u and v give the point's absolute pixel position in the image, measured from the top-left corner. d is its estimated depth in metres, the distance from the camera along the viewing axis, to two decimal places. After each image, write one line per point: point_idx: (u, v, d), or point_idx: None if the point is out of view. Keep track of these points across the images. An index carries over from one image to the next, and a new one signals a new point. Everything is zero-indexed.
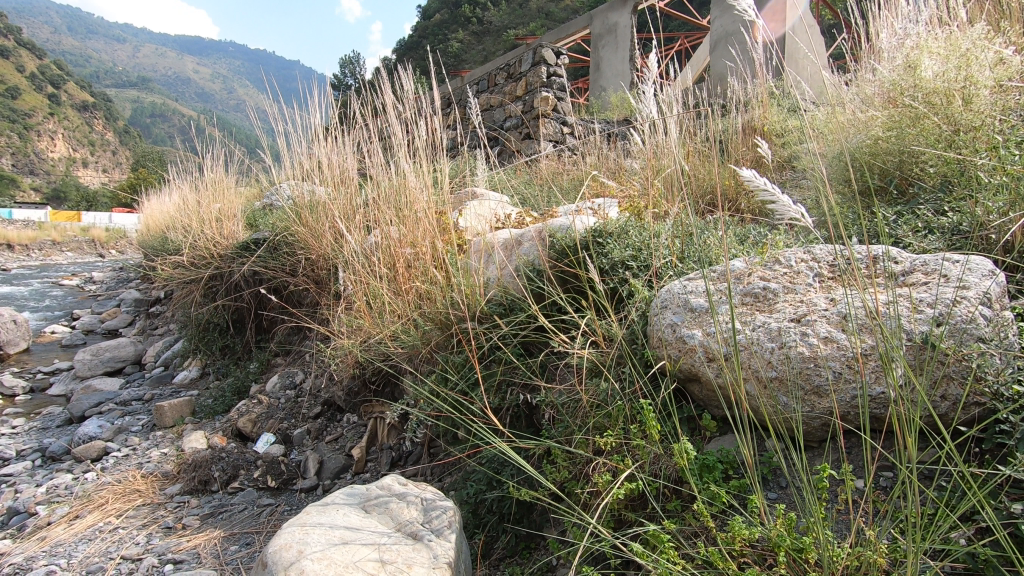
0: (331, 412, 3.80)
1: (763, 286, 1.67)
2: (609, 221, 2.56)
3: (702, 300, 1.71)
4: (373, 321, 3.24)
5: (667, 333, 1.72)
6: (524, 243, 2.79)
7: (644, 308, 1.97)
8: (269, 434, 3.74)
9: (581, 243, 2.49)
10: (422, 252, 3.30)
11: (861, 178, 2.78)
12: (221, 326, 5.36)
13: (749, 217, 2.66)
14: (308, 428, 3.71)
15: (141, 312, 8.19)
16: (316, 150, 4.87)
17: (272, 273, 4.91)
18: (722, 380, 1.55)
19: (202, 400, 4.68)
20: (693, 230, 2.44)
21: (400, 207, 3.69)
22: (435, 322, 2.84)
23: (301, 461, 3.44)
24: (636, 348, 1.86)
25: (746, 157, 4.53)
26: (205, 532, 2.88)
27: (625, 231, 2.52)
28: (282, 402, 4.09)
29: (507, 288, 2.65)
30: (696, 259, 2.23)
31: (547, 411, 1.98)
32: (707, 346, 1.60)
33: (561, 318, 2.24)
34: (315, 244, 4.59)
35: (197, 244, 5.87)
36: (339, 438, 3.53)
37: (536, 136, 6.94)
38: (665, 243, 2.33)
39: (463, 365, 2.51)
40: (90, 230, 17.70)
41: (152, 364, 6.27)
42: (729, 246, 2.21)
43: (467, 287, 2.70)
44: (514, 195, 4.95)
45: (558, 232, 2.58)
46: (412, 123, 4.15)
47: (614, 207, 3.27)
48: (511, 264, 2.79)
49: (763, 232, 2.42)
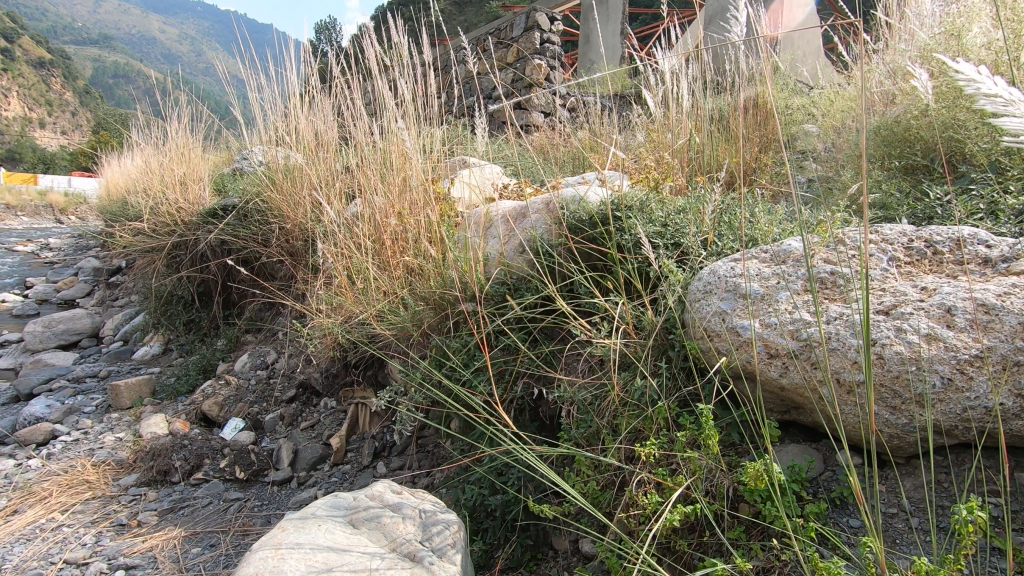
0: (307, 396, 3.50)
1: (831, 270, 1.43)
2: (628, 194, 2.29)
3: (756, 285, 1.48)
4: (357, 298, 2.93)
5: (712, 323, 1.48)
6: (529, 216, 2.52)
7: (679, 293, 1.72)
8: (237, 420, 3.41)
9: (598, 217, 2.24)
10: (412, 223, 2.98)
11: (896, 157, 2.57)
12: (185, 299, 4.95)
13: (778, 193, 2.42)
14: (281, 413, 3.41)
15: (100, 282, 7.63)
16: (292, 111, 4.43)
17: (241, 243, 4.50)
18: (789, 381, 1.31)
19: (163, 379, 4.31)
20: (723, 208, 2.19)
21: (387, 175, 3.36)
22: (426, 300, 2.54)
23: (273, 450, 3.15)
24: (671, 338, 1.62)
25: (754, 133, 4.29)
26: (163, 532, 2.58)
27: (646, 206, 2.25)
28: (252, 384, 3.76)
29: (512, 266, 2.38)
30: (731, 238, 1.97)
31: (564, 409, 1.73)
32: (764, 335, 1.37)
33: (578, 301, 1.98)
34: (289, 211, 4.20)
35: (160, 209, 5.40)
36: (316, 424, 3.24)
37: (528, 107, 6.59)
38: (693, 220, 2.08)
39: (461, 351, 2.25)
40: (47, 194, 16.74)
41: (111, 339, 5.83)
42: (771, 223, 1.96)
43: (466, 263, 2.41)
44: (508, 166, 4.63)
45: (570, 204, 2.31)
46: (400, 82, 3.77)
47: (623, 179, 3.00)
48: (514, 239, 2.53)
49: (798, 212, 2.18)
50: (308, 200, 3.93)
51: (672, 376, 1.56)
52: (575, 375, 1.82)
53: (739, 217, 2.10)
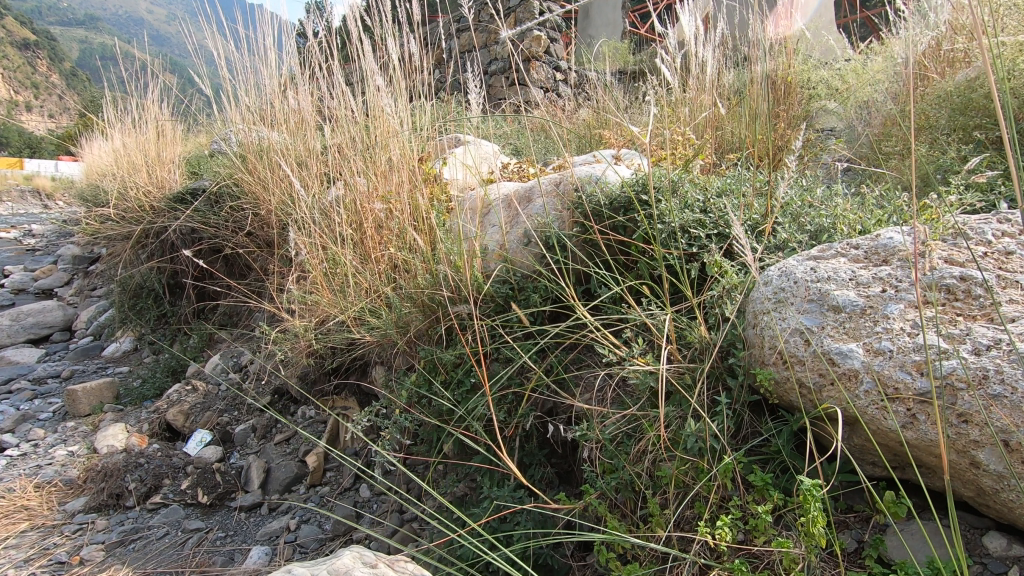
0: (283, 403, 3.13)
1: (958, 277, 1.09)
2: (656, 172, 1.90)
3: (850, 295, 1.10)
4: (336, 298, 2.54)
5: (791, 345, 1.11)
6: (535, 201, 2.14)
7: (735, 300, 1.34)
8: (204, 432, 3.03)
9: (620, 202, 1.87)
10: (397, 209, 2.57)
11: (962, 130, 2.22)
12: (155, 292, 4.54)
13: (833, 174, 2.04)
14: (253, 424, 3.03)
15: (80, 271, 7.18)
16: (264, 83, 3.96)
17: (211, 231, 4.06)
18: (914, 436, 0.95)
19: (128, 381, 3.91)
20: (773, 190, 1.80)
21: (370, 154, 2.95)
22: (413, 301, 2.15)
23: (242, 468, 2.78)
24: (728, 361, 1.25)
25: (781, 108, 3.87)
26: (107, 572, 2.21)
27: (679, 186, 1.87)
28: (222, 389, 3.38)
29: (514, 261, 2.01)
30: (792, 227, 1.58)
31: (586, 450, 1.37)
32: (875, 368, 1.00)
33: (602, 309, 1.62)
34: (262, 195, 3.75)
35: (125, 194, 4.92)
36: (292, 438, 2.88)
37: (527, 83, 6.17)
38: (738, 206, 1.70)
39: (455, 365, 1.88)
40: (34, 178, 16.15)
41: (82, 333, 5.41)
42: (841, 211, 1.59)
43: (461, 257, 2.04)
44: (508, 145, 4.22)
45: (585, 186, 1.93)
46: (383, 48, 3.32)
47: (640, 157, 2.60)
48: (518, 228, 2.15)
49: (866, 196, 1.81)
50: (284, 183, 3.51)
51: (734, 416, 1.19)
52: (598, 405, 1.45)
53: (796, 201, 1.72)
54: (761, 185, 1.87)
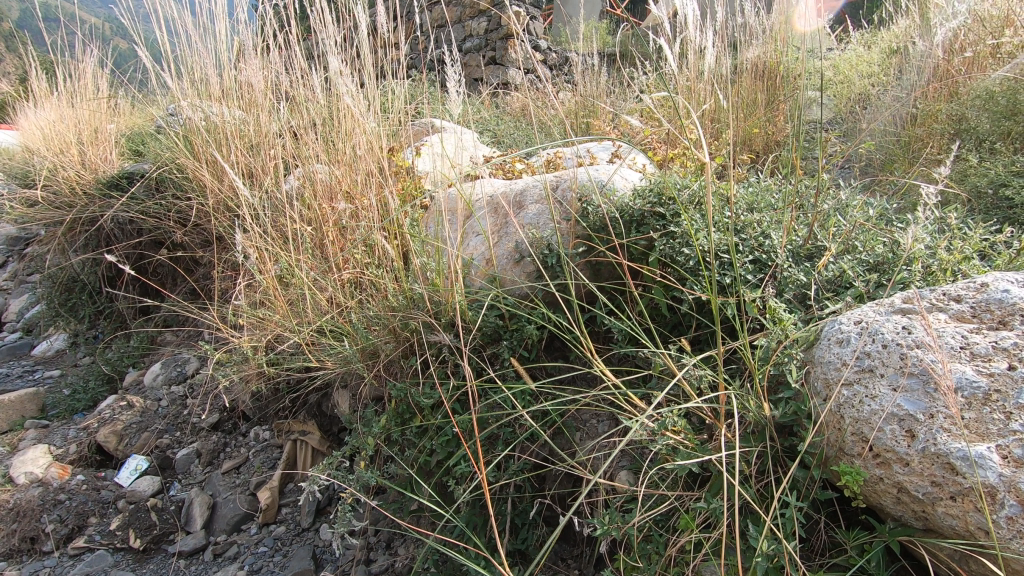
0: (232, 422, 2.76)
1: None
2: (671, 180, 1.64)
3: (968, 375, 0.99)
4: (290, 312, 2.19)
5: (892, 442, 0.99)
6: (528, 207, 1.85)
7: (801, 365, 1.17)
8: (139, 459, 2.64)
9: (632, 217, 1.59)
10: (364, 209, 2.23)
11: (999, 144, 2.05)
12: (88, 286, 4.03)
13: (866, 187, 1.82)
14: (197, 449, 2.66)
15: (12, 253, 6.43)
16: (209, 54, 3.47)
17: (152, 222, 3.60)
18: None
19: (56, 391, 3.44)
20: (807, 209, 1.58)
21: (334, 144, 2.58)
22: (380, 324, 1.80)
23: (182, 503, 2.42)
24: (790, 441, 1.12)
25: (782, 101, 3.62)
26: None
27: (700, 199, 1.60)
28: (163, 404, 2.98)
29: (503, 282, 1.73)
30: (844, 261, 1.35)
31: (609, 544, 1.14)
32: (1019, 487, 0.88)
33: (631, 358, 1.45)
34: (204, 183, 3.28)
35: (51, 175, 4.31)
36: (242, 466, 2.53)
37: (503, 62, 5.80)
38: (774, 230, 1.45)
39: (436, 409, 1.60)
40: None
41: (10, 328, 4.83)
42: (895, 239, 1.38)
43: (440, 274, 1.73)
44: (486, 133, 3.89)
45: (591, 196, 1.66)
46: (348, 19, 2.91)
47: (642, 155, 2.32)
48: (506, 238, 1.85)
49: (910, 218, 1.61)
50: (234, 172, 3.09)
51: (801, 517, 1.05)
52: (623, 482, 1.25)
53: (837, 223, 1.50)
54: (791, 200, 1.64)
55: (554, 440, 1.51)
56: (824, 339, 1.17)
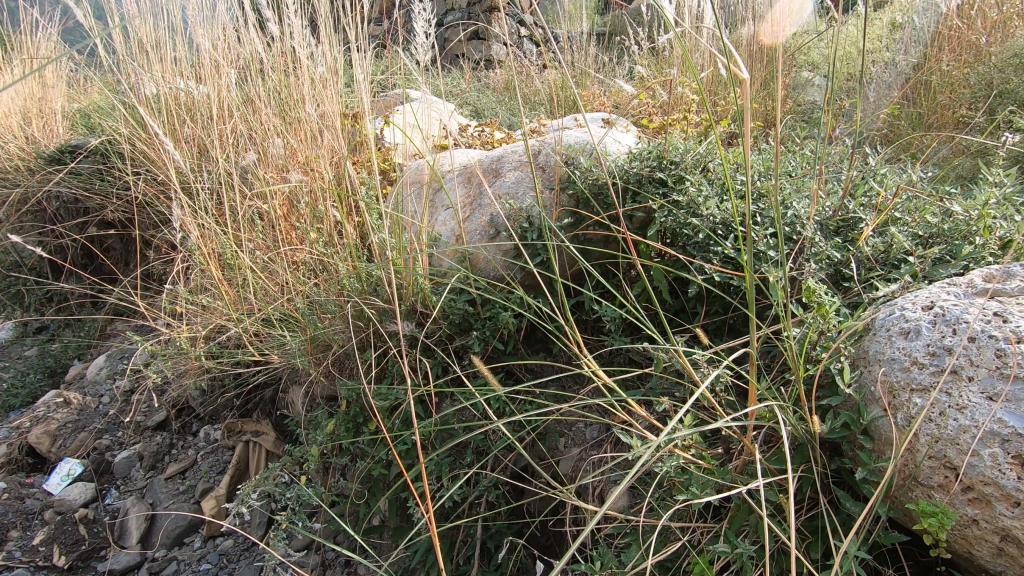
0: (181, 420, 2.46)
1: None
2: (673, 139, 1.39)
3: None
4: (236, 298, 1.93)
5: (995, 473, 0.86)
6: (505, 173, 1.59)
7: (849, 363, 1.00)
8: (72, 462, 2.35)
9: (627, 181, 1.35)
10: (319, 179, 1.96)
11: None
12: (38, 269, 3.70)
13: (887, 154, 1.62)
14: (140, 450, 2.37)
15: None
16: (150, 4, 3.06)
17: (99, 200, 3.25)
18: None
19: None
20: (830, 177, 1.36)
21: (292, 109, 2.30)
22: (334, 313, 1.56)
23: (118, 514, 2.15)
24: (839, 464, 0.97)
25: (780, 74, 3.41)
26: None
27: (709, 163, 1.37)
28: (104, 401, 2.66)
29: (475, 261, 1.49)
30: (888, 237, 1.14)
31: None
32: None
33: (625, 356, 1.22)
34: (149, 155, 2.95)
35: None
36: (189, 470, 2.25)
37: (486, 37, 5.48)
38: (799, 197, 1.22)
39: (395, 411, 1.36)
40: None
41: None
42: (942, 211, 1.18)
43: (401, 250, 1.47)
44: (467, 107, 3.62)
45: (579, 158, 1.40)
46: None
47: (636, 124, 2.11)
48: (479, 209, 1.59)
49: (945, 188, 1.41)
50: (183, 142, 2.77)
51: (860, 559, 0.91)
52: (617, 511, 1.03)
53: (869, 188, 1.29)
54: (810, 169, 1.42)
55: (531, 450, 1.29)
56: (879, 333, 1.02)
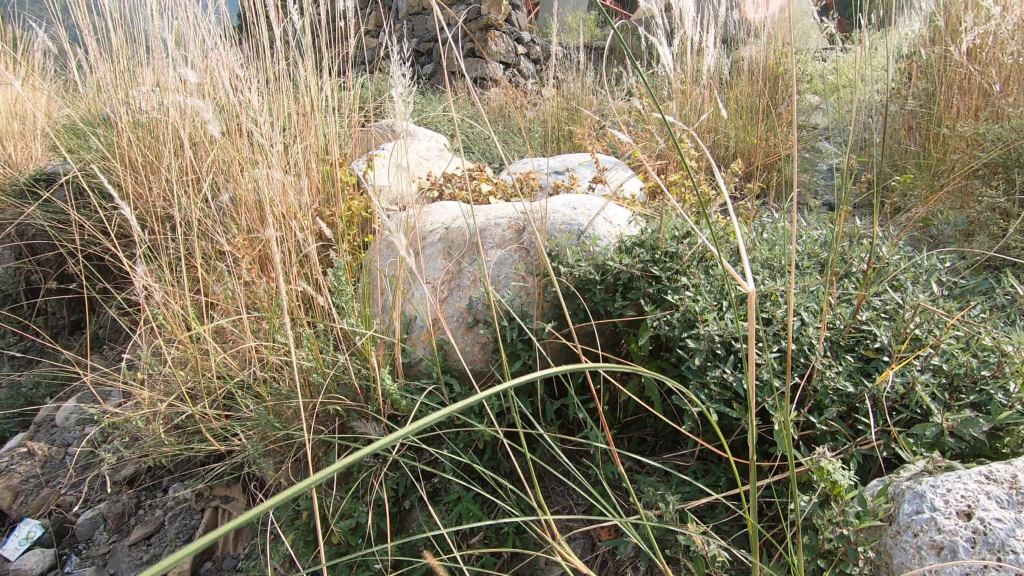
0: (150, 474, 2.26)
1: None
2: (668, 230, 1.26)
3: None
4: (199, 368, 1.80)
5: None
6: (487, 252, 1.46)
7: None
8: (34, 525, 2.21)
9: (617, 278, 1.22)
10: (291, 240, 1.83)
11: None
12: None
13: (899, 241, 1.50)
14: (103, 510, 2.19)
15: None
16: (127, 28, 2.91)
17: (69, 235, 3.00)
18: None
19: None
20: (839, 280, 1.24)
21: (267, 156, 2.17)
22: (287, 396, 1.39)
23: None
24: None
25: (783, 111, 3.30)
26: None
27: (709, 257, 1.25)
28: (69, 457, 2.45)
29: (451, 354, 1.36)
30: (907, 370, 1.01)
31: None
32: None
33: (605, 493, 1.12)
34: (116, 180, 2.77)
35: None
36: (153, 536, 2.08)
37: (482, 54, 5.34)
38: (809, 310, 1.10)
39: (357, 531, 1.23)
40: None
41: None
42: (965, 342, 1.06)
43: (368, 338, 1.35)
44: (457, 137, 3.49)
45: (564, 249, 1.27)
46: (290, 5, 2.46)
47: (634, 185, 2.00)
48: (458, 290, 1.46)
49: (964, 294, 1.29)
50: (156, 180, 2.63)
51: None
52: None
53: (881, 298, 1.17)
54: (817, 267, 1.30)
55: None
56: (903, 534, 0.88)
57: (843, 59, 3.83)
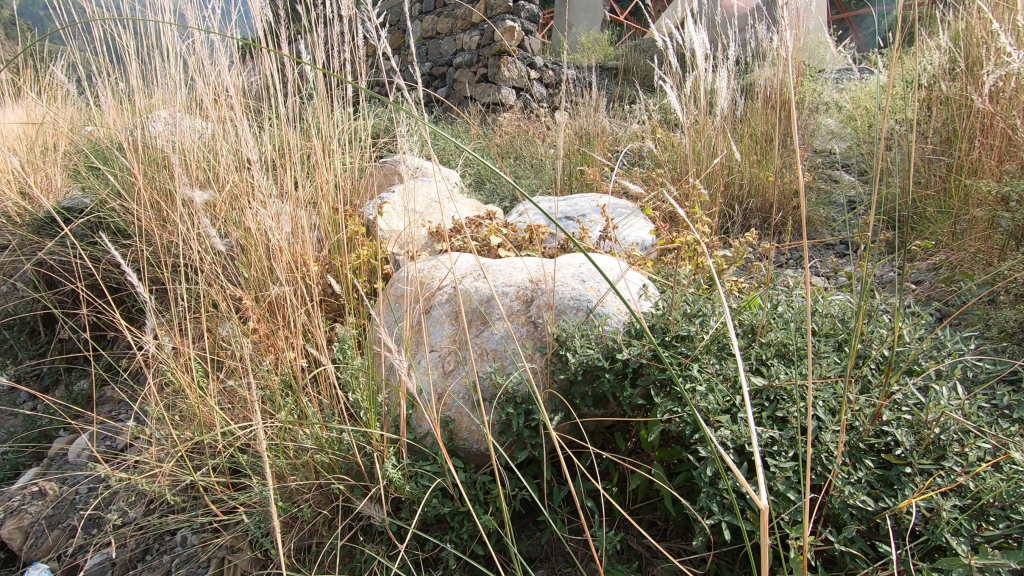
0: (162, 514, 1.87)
1: None
2: (677, 314, 1.24)
3: None
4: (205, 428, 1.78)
5: None
6: (494, 324, 1.45)
7: None
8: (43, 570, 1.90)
9: (624, 367, 1.19)
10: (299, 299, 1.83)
11: None
12: None
13: (916, 315, 1.46)
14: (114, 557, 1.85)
15: None
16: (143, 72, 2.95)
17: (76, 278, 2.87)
18: None
19: None
20: (856, 369, 1.20)
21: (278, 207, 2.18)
22: (290, 473, 1.37)
23: None
24: None
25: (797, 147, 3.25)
26: None
27: (720, 343, 1.21)
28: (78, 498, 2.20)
29: (458, 433, 1.35)
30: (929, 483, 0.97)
31: None
32: None
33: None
34: (128, 220, 2.77)
35: None
36: None
37: (495, 80, 5.35)
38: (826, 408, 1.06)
39: None
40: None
41: None
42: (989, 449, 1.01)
43: (373, 416, 1.33)
44: (468, 170, 3.48)
45: (572, 332, 1.25)
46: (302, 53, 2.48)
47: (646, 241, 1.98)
48: (465, 363, 1.45)
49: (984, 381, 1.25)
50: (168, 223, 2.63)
51: None
52: None
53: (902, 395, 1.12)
54: (832, 351, 1.26)
55: None
56: None
57: (857, 91, 3.78)
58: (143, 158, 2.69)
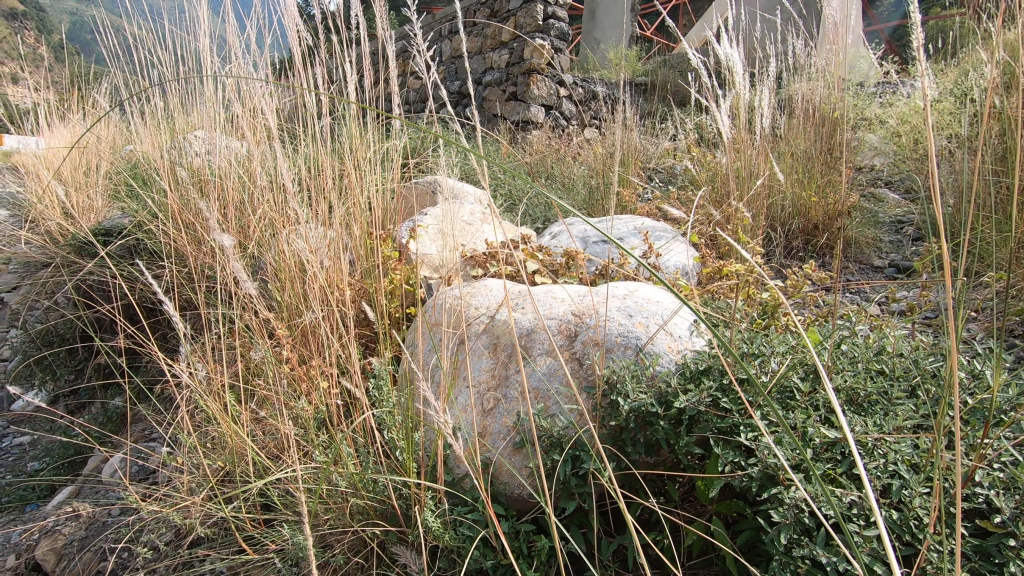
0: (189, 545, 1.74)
1: None
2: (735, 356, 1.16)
3: None
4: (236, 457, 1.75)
5: None
6: (535, 360, 1.39)
7: None
8: None
9: (679, 414, 1.12)
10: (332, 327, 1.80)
11: None
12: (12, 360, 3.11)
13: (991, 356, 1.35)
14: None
15: None
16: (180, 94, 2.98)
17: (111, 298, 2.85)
18: None
19: None
20: (933, 420, 1.10)
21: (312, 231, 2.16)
22: (324, 514, 1.31)
23: None
24: None
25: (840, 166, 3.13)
26: None
27: (782, 389, 1.13)
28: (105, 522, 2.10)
29: (498, 476, 1.29)
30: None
31: None
32: None
33: None
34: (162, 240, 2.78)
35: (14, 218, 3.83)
36: None
37: (524, 98, 5.32)
38: (907, 466, 0.97)
39: None
40: None
41: None
42: None
43: (411, 458, 1.28)
44: (499, 190, 3.45)
45: (621, 375, 1.19)
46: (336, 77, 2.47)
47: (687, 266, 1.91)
48: (505, 400, 1.39)
49: None
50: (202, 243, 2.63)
51: None
52: None
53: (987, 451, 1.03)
54: (903, 397, 1.16)
55: None
56: None
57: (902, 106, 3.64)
58: (180, 180, 2.70)
